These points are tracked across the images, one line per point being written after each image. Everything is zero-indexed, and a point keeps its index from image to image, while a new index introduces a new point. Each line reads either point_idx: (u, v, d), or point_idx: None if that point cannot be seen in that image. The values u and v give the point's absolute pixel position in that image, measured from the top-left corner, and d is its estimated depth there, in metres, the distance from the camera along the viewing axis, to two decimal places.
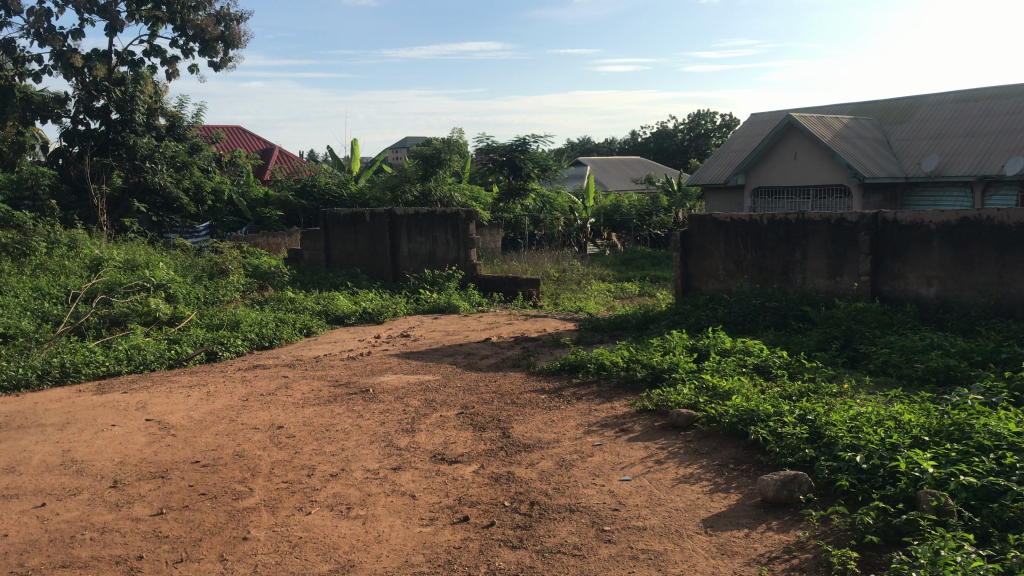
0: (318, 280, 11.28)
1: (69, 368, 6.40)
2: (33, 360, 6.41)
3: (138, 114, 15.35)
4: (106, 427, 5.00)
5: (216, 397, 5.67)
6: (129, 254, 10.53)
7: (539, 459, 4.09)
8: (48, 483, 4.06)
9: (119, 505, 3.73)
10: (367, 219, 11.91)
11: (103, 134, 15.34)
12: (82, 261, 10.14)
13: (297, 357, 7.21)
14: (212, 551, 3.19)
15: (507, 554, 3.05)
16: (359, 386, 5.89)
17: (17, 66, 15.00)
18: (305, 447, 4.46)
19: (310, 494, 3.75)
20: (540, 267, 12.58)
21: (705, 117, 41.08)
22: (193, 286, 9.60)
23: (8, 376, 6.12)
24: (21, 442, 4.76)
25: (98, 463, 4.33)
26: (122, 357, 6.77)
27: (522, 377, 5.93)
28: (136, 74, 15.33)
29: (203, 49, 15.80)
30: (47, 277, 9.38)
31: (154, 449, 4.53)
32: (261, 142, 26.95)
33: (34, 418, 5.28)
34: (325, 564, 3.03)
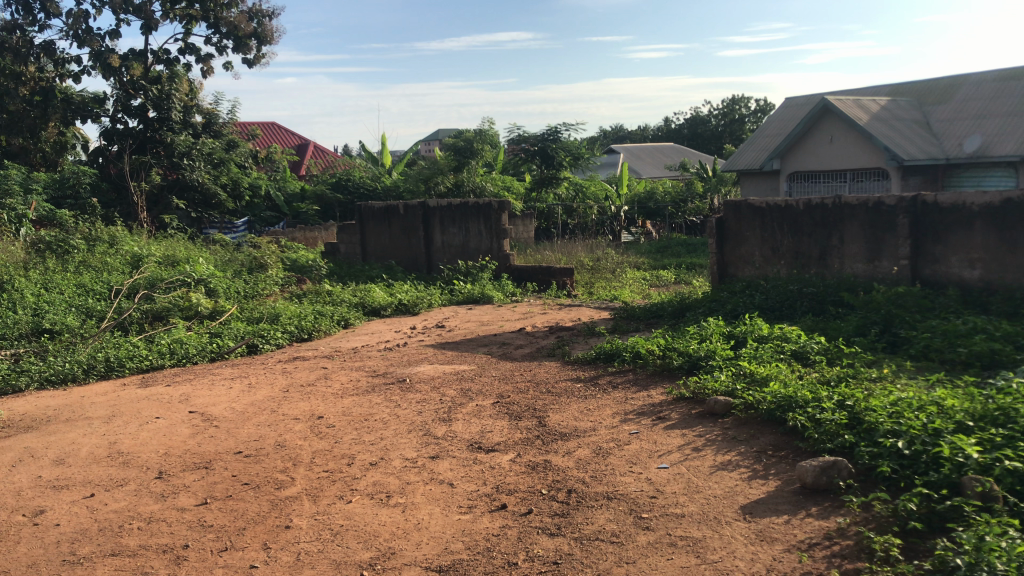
0: (354, 273, 11.38)
1: (114, 362, 6.54)
2: (80, 355, 6.54)
3: (174, 112, 15.60)
4: (151, 419, 5.10)
5: (257, 388, 5.77)
6: (169, 250, 10.70)
7: (577, 447, 4.10)
8: (96, 475, 4.16)
9: (164, 495, 3.81)
10: (400, 212, 11.91)
11: (141, 133, 15.52)
12: (123, 258, 10.32)
13: (335, 348, 7.28)
14: (256, 540, 3.25)
15: (546, 541, 3.07)
16: (396, 376, 5.94)
17: (57, 69, 15.56)
18: (345, 437, 4.51)
19: (351, 483, 3.80)
20: (574, 256, 12.54)
21: (740, 102, 40.64)
22: (233, 281, 9.74)
23: (56, 370, 6.27)
24: (70, 434, 4.89)
25: (143, 454, 4.43)
26: (165, 350, 6.91)
27: (557, 366, 5.95)
28: (172, 73, 15.67)
29: (236, 46, 15.95)
30: (91, 274, 9.58)
31: (198, 440, 4.62)
32: (293, 136, 27.28)
33: (81, 411, 5.41)
34: (366, 552, 3.08)
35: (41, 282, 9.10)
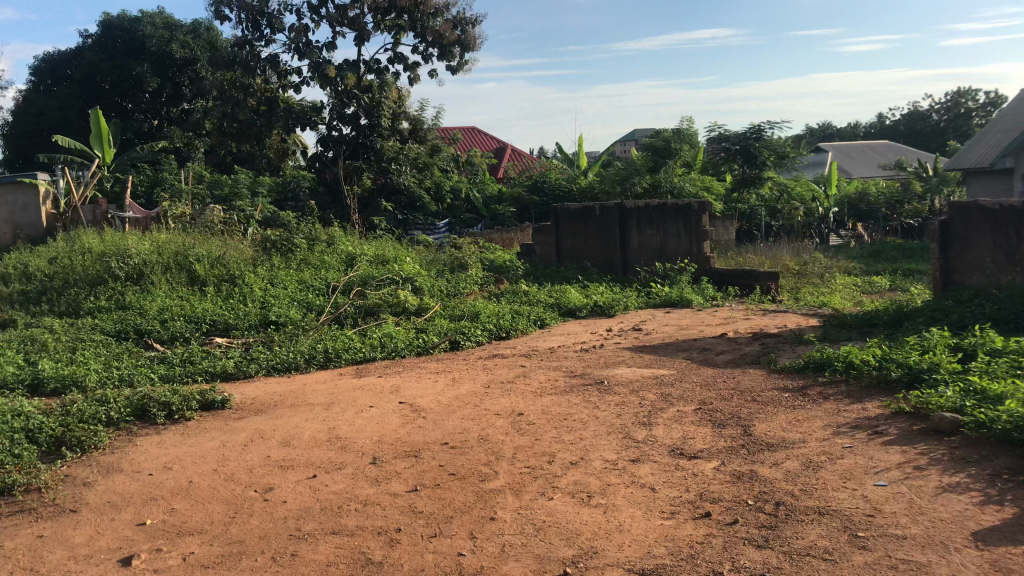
0: (551, 274, 11.56)
1: (331, 354, 7.01)
2: (301, 346, 7.08)
3: (384, 119, 16.73)
4: (365, 408, 5.43)
5: (461, 383, 5.98)
6: (379, 249, 11.34)
7: (785, 459, 3.94)
8: (317, 457, 4.49)
9: (378, 480, 4.05)
10: (597, 213, 11.92)
11: (353, 139, 16.91)
12: (338, 256, 11.06)
13: (533, 348, 7.41)
14: (463, 529, 3.37)
15: (752, 553, 2.98)
16: (595, 378, 5.96)
17: (281, 79, 17.39)
18: (546, 435, 4.59)
19: (553, 480, 3.85)
20: (778, 259, 12.07)
21: (966, 95, 37.53)
22: (437, 279, 10.16)
23: (282, 359, 6.81)
24: (294, 419, 5.29)
25: (359, 441, 4.72)
26: (377, 344, 7.33)
27: (762, 375, 5.75)
28: (382, 82, 16.65)
29: (441, 54, 16.62)
30: (310, 271, 10.34)
31: (408, 430, 4.86)
32: (493, 140, 28.10)
33: (303, 397, 5.85)
34: (569, 549, 3.11)
35: (268, 277, 9.92)
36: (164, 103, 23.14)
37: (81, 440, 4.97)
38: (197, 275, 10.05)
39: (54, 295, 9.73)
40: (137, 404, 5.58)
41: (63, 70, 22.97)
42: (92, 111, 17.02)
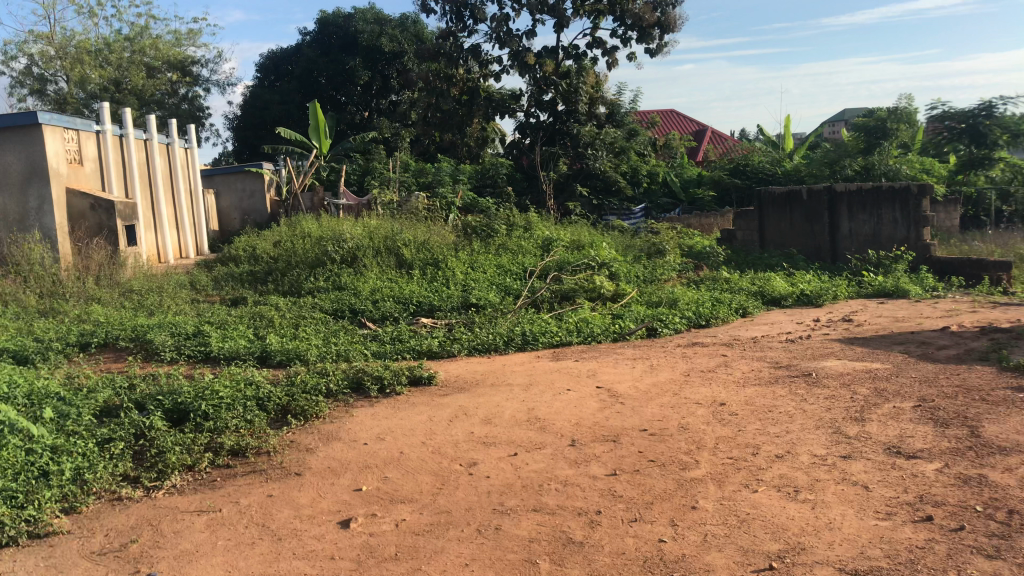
0: (753, 261, 11.21)
1: (529, 336, 7.17)
2: (501, 329, 7.30)
3: (581, 104, 16.78)
4: (564, 390, 5.53)
5: (659, 370, 5.94)
6: (577, 235, 11.45)
7: (1020, 464, 3.61)
8: (518, 436, 4.64)
9: (577, 462, 4.12)
10: (804, 198, 11.42)
11: (550, 126, 17.22)
12: (536, 241, 11.28)
13: (734, 336, 7.21)
14: (664, 515, 3.37)
15: (981, 562, 2.77)
16: (801, 369, 5.72)
17: (482, 69, 17.85)
18: (749, 426, 4.47)
19: (757, 472, 3.75)
20: (1011, 247, 11.02)
21: None
22: (634, 265, 10.12)
23: (482, 341, 7.05)
24: (495, 398, 5.48)
25: (558, 422, 4.82)
26: (574, 329, 7.42)
27: (993, 372, 5.29)
28: (580, 67, 16.70)
29: (640, 36, 16.45)
30: (509, 256, 10.62)
31: (607, 414, 4.90)
32: (693, 123, 27.53)
33: (504, 377, 6.05)
34: (775, 544, 3.02)
35: (469, 261, 10.28)
36: (374, 95, 24.43)
37: (304, 409, 5.41)
38: (404, 258, 10.56)
39: (279, 276, 10.57)
40: (352, 377, 5.99)
41: (286, 66, 24.83)
42: (312, 103, 17.83)
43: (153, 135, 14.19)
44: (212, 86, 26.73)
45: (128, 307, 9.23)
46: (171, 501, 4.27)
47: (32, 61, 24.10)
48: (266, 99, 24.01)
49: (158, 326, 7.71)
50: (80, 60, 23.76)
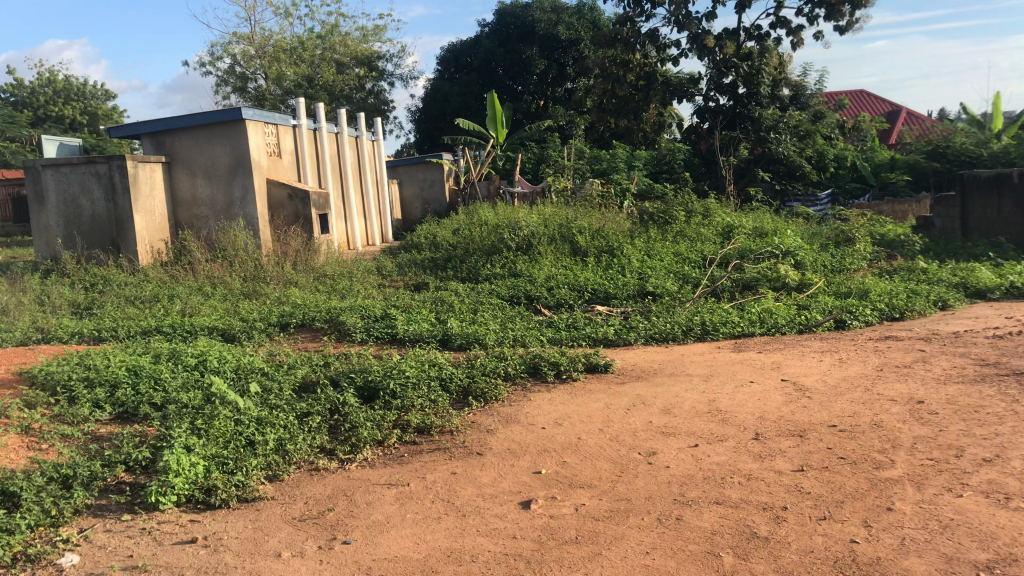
0: (953, 250, 10.45)
1: (708, 326, 7.04)
2: (679, 318, 7.22)
3: (763, 87, 16.33)
4: (746, 382, 5.41)
5: (849, 364, 5.68)
6: (759, 223, 11.10)
7: None
8: (699, 428, 4.60)
9: (762, 456, 4.04)
10: (1014, 180, 10.52)
11: (731, 109, 16.67)
12: (716, 229, 11.04)
13: (933, 331, 6.76)
14: (856, 515, 3.25)
15: None
16: (1012, 368, 5.29)
17: (659, 53, 17.65)
18: (951, 426, 4.19)
19: (961, 476, 3.52)
20: None
21: None
22: (820, 254, 9.68)
23: (660, 330, 7.00)
24: (674, 388, 5.45)
25: (740, 415, 4.73)
26: (756, 320, 7.21)
27: None
28: (762, 48, 15.95)
29: (829, 14, 15.69)
30: (687, 244, 10.46)
31: (792, 408, 4.75)
32: (887, 104, 25.98)
33: (683, 368, 5.99)
34: (982, 553, 2.84)
35: (646, 249, 10.21)
36: (550, 84, 24.52)
37: (485, 391, 5.57)
38: (580, 246, 10.60)
39: (458, 262, 10.89)
40: (530, 362, 6.11)
41: (465, 58, 25.52)
42: (489, 94, 18.07)
43: (343, 128, 14.98)
44: (396, 79, 27.85)
45: (320, 290, 9.81)
46: (363, 473, 4.51)
47: (236, 60, 26.01)
48: (446, 90, 25.05)
49: (348, 309, 8.15)
50: (277, 59, 25.43)
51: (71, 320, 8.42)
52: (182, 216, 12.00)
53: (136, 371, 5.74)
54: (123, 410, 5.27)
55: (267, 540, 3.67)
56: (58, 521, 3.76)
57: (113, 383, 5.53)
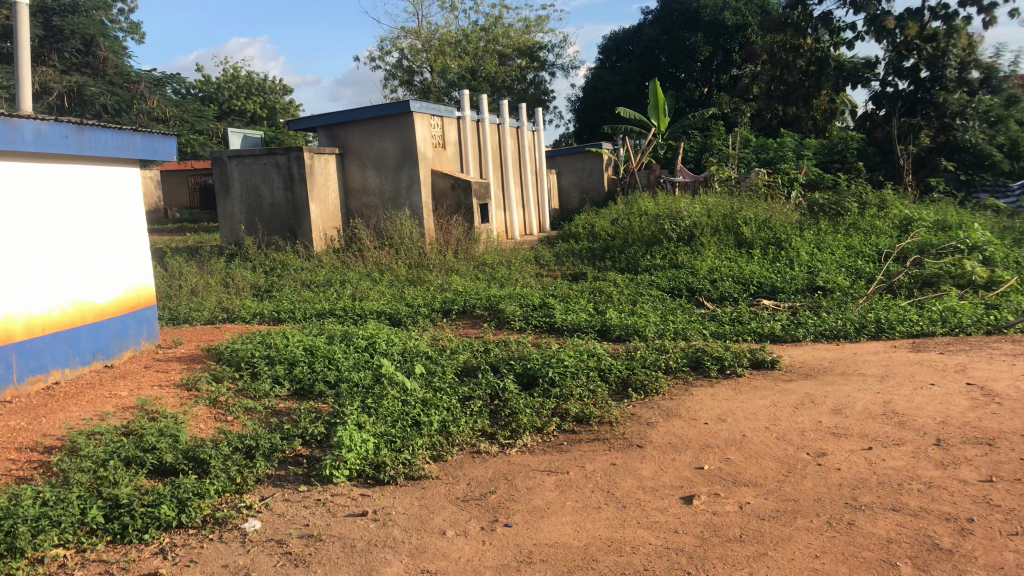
0: None
1: (884, 324, 6.69)
2: (852, 315, 6.91)
3: (950, 71, 15.28)
4: (926, 385, 5.11)
5: None
6: (941, 215, 10.43)
7: None
8: (874, 430, 4.39)
9: (944, 463, 3.82)
10: None
11: (911, 94, 15.96)
12: (893, 222, 10.46)
13: None
14: None
15: None
16: None
17: (833, 36, 16.90)
18: None
19: None
20: None
21: None
22: (1011, 249, 8.97)
23: (831, 327, 6.71)
24: (846, 387, 5.23)
25: (920, 419, 4.48)
26: (938, 319, 6.78)
27: None
28: (949, 28, 15.31)
29: None
30: (861, 237, 9.96)
31: (979, 415, 4.45)
32: None
33: (857, 367, 5.73)
34: None
35: (815, 241, 9.80)
36: (714, 71, 23.80)
37: (645, 384, 5.53)
38: (744, 238, 10.30)
39: (617, 253, 10.83)
40: (691, 356, 6.02)
41: (627, 46, 25.32)
42: (652, 81, 17.16)
43: (506, 119, 15.21)
44: (557, 70, 28.00)
45: (481, 278, 10.01)
46: (524, 459, 4.59)
47: (403, 54, 27.03)
48: (607, 79, 25.03)
49: (508, 297, 8.28)
50: (443, 52, 26.19)
51: (253, 301, 9.00)
52: (352, 205, 12.57)
53: (311, 350, 6.07)
54: (299, 386, 5.59)
55: (432, 518, 3.80)
56: (242, 488, 4.05)
57: (290, 361, 5.88)
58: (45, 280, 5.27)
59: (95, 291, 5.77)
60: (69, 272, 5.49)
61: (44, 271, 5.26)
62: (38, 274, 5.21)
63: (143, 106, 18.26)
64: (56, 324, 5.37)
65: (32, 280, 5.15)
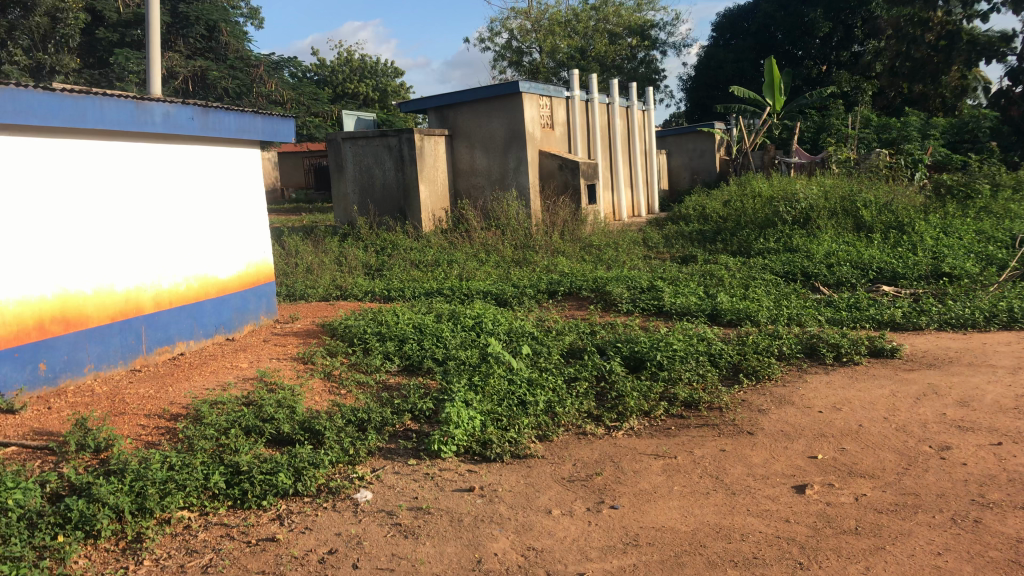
0: None
1: (1017, 313, 6.31)
2: (980, 303, 6.56)
3: None
4: None
5: None
6: None
7: None
8: (1004, 425, 4.18)
9: None
10: None
11: None
12: None
13: None
14: None
15: None
16: None
17: (966, 10, 15.91)
18: None
19: None
20: None
21: None
22: None
23: (957, 315, 6.39)
24: (974, 379, 4.98)
25: None
26: None
27: None
28: None
29: None
30: (993, 221, 9.43)
31: None
32: None
33: (987, 358, 5.44)
34: None
35: (941, 225, 9.33)
36: (834, 47, 22.75)
37: (757, 369, 5.41)
38: (865, 221, 9.90)
39: (729, 235, 10.58)
40: (806, 342, 5.85)
41: (741, 23, 24.71)
42: (766, 59, 16.59)
43: (615, 99, 15.04)
44: (669, 48, 27.48)
45: (588, 260, 9.97)
46: (631, 442, 4.55)
47: (513, 35, 27.17)
48: (720, 57, 24.47)
49: (615, 279, 8.22)
50: (552, 32, 26.22)
51: (365, 279, 9.23)
52: (461, 186, 12.71)
53: (420, 328, 6.18)
54: (408, 362, 5.70)
55: (539, 497, 3.82)
56: (354, 460, 4.17)
57: (400, 338, 6.00)
58: (172, 256, 5.54)
59: (218, 266, 6.03)
60: (194, 248, 5.76)
61: (171, 248, 5.53)
62: (165, 250, 5.48)
63: (262, 89, 18.91)
64: (182, 298, 5.64)
65: (160, 256, 5.42)
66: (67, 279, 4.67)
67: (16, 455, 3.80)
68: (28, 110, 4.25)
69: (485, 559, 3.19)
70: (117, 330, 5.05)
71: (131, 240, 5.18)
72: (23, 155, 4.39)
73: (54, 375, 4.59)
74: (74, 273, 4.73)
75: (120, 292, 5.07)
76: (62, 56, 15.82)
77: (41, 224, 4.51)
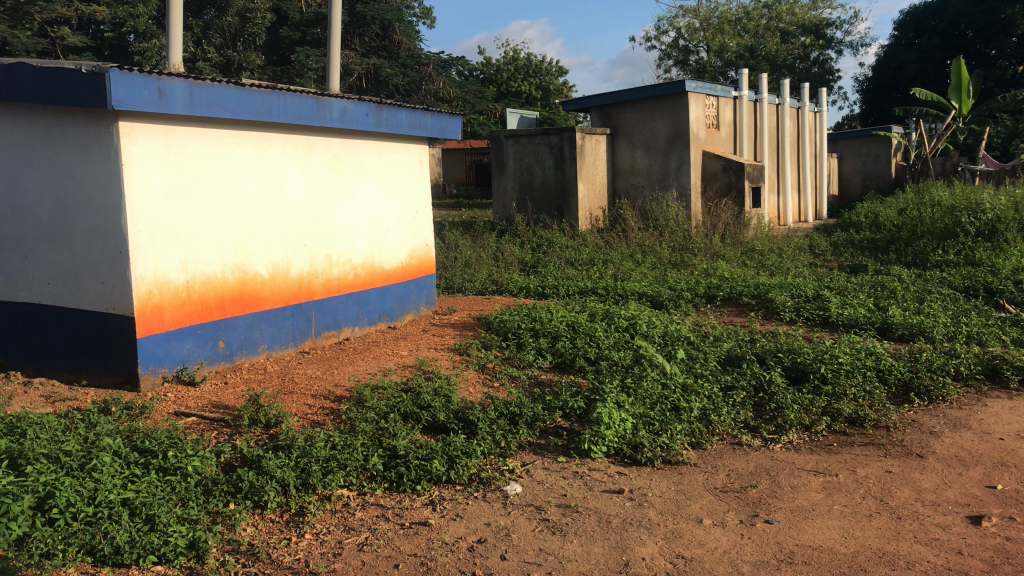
0: None
1: None
2: None
3: None
4: None
5: None
6: None
7: None
8: None
9: None
10: None
11: None
12: None
13: None
14: None
15: None
16: None
17: None
18: None
19: None
20: None
21: None
22: None
23: None
24: None
25: None
26: None
27: None
28: None
29: None
30: None
31: None
32: None
33: None
34: None
35: None
36: None
37: (929, 389, 5.07)
38: None
39: (903, 245, 9.99)
40: (987, 363, 5.44)
41: (927, 21, 23.16)
42: (957, 60, 15.33)
43: (786, 100, 14.51)
44: (845, 47, 26.23)
45: (750, 265, 9.65)
46: (789, 456, 4.37)
47: (680, 34, 26.71)
48: (902, 57, 23.14)
49: (778, 286, 7.92)
50: (721, 30, 25.62)
51: (520, 275, 9.32)
52: (620, 186, 12.62)
53: (574, 327, 6.16)
54: (561, 360, 5.70)
55: (689, 505, 3.73)
56: (506, 452, 4.22)
57: (553, 335, 6.01)
58: (342, 243, 5.80)
59: (383, 255, 6.25)
60: (363, 237, 6.01)
61: (341, 237, 5.78)
62: (336, 238, 5.73)
63: (430, 87, 19.30)
64: (350, 285, 5.90)
65: (331, 243, 5.69)
66: (246, 263, 4.98)
67: (196, 424, 4.08)
68: (220, 103, 4.55)
69: (633, 563, 3.15)
70: (290, 312, 5.35)
71: (307, 226, 5.46)
72: (215, 145, 4.71)
73: (232, 352, 4.92)
74: (253, 257, 5.03)
75: (294, 275, 5.37)
76: (248, 53, 16.90)
77: (225, 210, 4.82)
